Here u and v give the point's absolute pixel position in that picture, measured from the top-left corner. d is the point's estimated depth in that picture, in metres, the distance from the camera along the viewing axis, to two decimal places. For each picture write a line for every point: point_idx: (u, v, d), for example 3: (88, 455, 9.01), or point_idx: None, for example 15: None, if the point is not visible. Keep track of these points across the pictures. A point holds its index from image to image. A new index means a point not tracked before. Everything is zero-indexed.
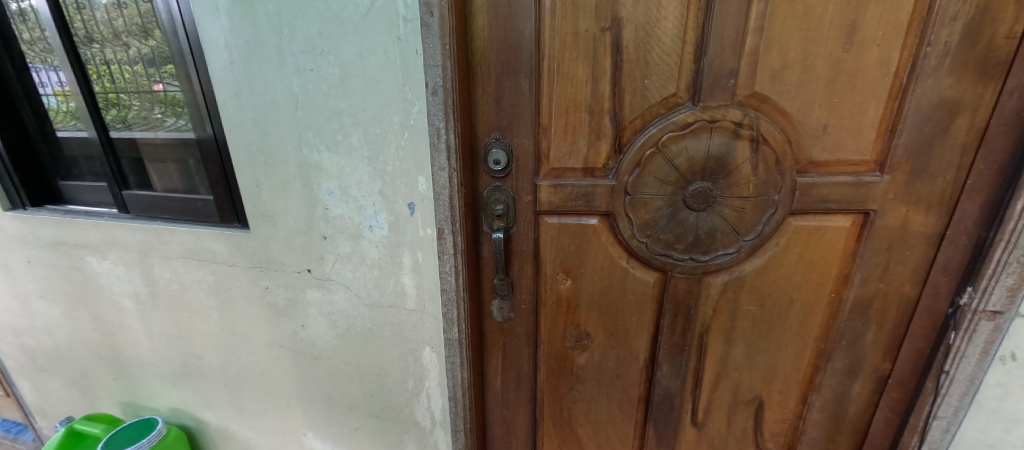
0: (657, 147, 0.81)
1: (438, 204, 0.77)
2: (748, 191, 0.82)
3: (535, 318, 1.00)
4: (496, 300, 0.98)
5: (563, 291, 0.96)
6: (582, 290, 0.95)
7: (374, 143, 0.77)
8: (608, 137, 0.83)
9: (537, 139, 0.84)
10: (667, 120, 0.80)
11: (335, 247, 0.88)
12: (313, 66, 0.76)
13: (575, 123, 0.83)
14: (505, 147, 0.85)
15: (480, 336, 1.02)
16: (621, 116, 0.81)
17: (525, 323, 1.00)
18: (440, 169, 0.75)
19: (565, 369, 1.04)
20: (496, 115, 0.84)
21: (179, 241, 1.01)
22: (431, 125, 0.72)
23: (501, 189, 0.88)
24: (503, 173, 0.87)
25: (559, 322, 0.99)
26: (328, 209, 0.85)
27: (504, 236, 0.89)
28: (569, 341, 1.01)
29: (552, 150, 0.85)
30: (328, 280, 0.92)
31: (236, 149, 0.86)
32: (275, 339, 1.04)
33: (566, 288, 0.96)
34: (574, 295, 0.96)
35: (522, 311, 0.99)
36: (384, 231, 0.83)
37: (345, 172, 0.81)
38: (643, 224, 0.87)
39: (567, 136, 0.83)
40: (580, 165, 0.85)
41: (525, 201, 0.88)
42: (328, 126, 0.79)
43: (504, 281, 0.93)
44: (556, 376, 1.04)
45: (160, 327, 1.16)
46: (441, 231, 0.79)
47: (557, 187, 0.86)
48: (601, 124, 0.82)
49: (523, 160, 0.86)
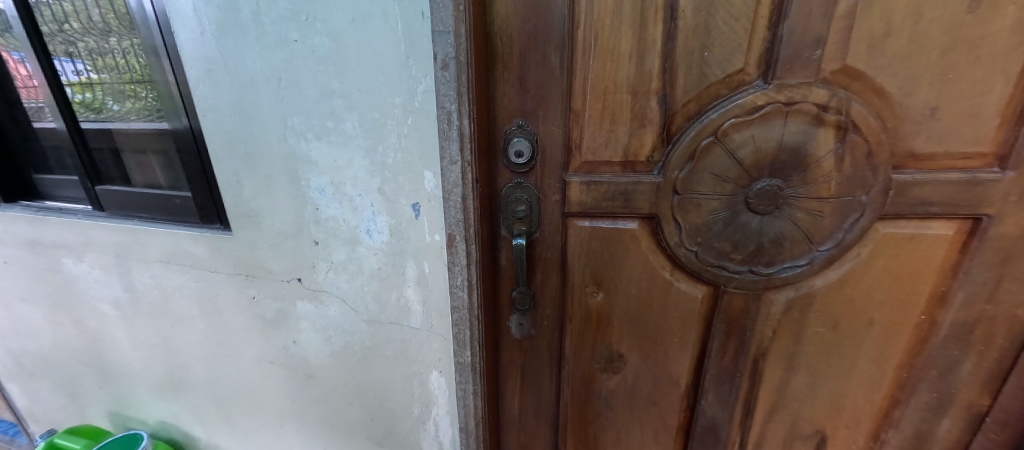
0: (716, 137, 0.66)
1: (449, 205, 0.64)
2: (828, 190, 0.66)
3: (560, 336, 0.86)
4: (514, 315, 0.84)
5: (594, 306, 0.82)
6: (616, 306, 0.81)
7: (372, 131, 0.63)
8: (654, 124, 0.68)
9: (568, 127, 0.70)
10: (731, 102, 0.65)
11: (328, 253, 0.75)
12: (296, 36, 0.62)
13: (614, 107, 0.68)
14: (528, 136, 0.71)
15: (496, 356, 0.89)
16: (672, 98, 0.66)
17: (548, 341, 0.87)
18: (452, 163, 0.61)
19: (593, 394, 0.90)
20: (519, 97, 0.69)
21: (157, 243, 0.90)
22: (440, 108, 0.58)
23: (522, 186, 0.73)
24: (526, 167, 0.72)
25: (587, 341, 0.86)
26: (319, 210, 0.72)
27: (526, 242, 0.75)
28: (598, 363, 0.87)
29: (586, 139, 0.70)
30: (322, 292, 0.79)
31: (214, 139, 0.73)
32: (264, 354, 0.92)
33: (597, 303, 0.82)
34: (607, 311, 0.82)
35: (545, 328, 0.85)
36: (385, 236, 0.70)
37: (338, 166, 0.68)
38: (693, 229, 0.72)
39: (605, 122, 0.69)
40: (618, 158, 0.71)
41: (551, 200, 0.75)
42: (315, 110, 0.65)
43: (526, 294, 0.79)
44: (581, 401, 0.91)
45: (143, 336, 1.06)
46: (451, 238, 0.66)
47: (590, 185, 0.72)
48: (647, 109, 0.67)
49: (550, 151, 0.72)
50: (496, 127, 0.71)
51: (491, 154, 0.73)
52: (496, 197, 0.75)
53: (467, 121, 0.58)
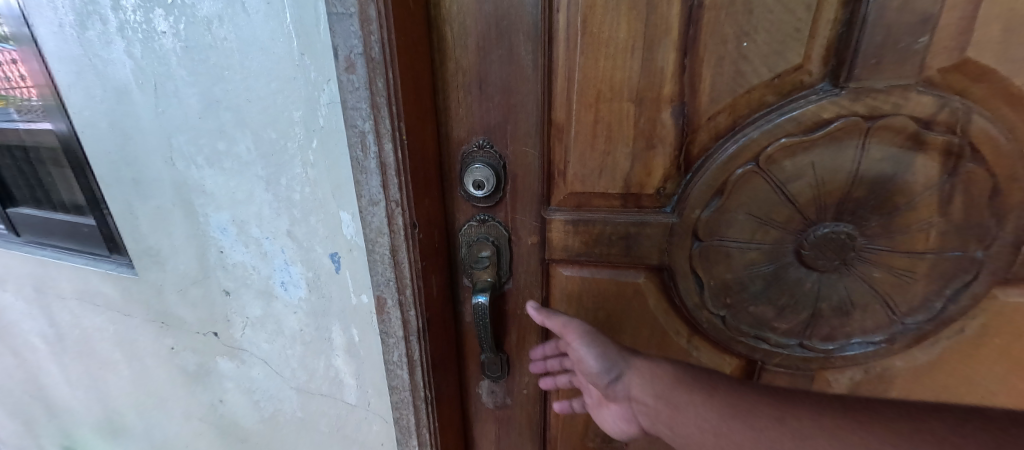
0: (757, 164, 0.46)
1: (374, 259, 0.46)
2: (923, 242, 0.46)
3: (543, 407, 0.67)
4: (485, 382, 0.66)
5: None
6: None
7: (271, 157, 0.46)
8: (667, 145, 0.48)
9: (546, 147, 0.51)
10: (782, 115, 0.44)
11: (241, 306, 0.59)
12: (161, 26, 0.44)
13: (610, 121, 0.48)
14: (492, 160, 0.52)
15: (465, 427, 0.71)
16: (693, 108, 0.46)
17: (528, 413, 0.68)
18: (373, 204, 0.43)
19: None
20: (479, 106, 0.50)
21: (68, 278, 0.76)
22: (350, 127, 0.40)
23: (489, 223, 0.55)
24: (491, 200, 0.54)
25: (577, 418, 0.66)
26: (223, 254, 0.56)
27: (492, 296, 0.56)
28: (592, 443, 0.68)
29: (571, 164, 0.51)
30: (241, 350, 0.63)
31: (97, 161, 0.58)
32: (193, 410, 0.78)
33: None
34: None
35: (522, 398, 0.67)
36: (302, 291, 0.53)
37: (237, 200, 0.51)
38: (720, 287, 0.52)
39: (597, 142, 0.49)
40: (616, 190, 0.51)
41: (527, 242, 0.56)
42: (201, 127, 0.48)
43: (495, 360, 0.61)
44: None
45: (76, 375, 0.93)
46: (381, 302, 0.48)
47: (577, 225, 0.53)
48: (657, 123, 0.47)
49: (524, 179, 0.53)
50: (451, 147, 0.53)
51: (446, 183, 0.54)
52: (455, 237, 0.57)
53: (389, 147, 0.40)
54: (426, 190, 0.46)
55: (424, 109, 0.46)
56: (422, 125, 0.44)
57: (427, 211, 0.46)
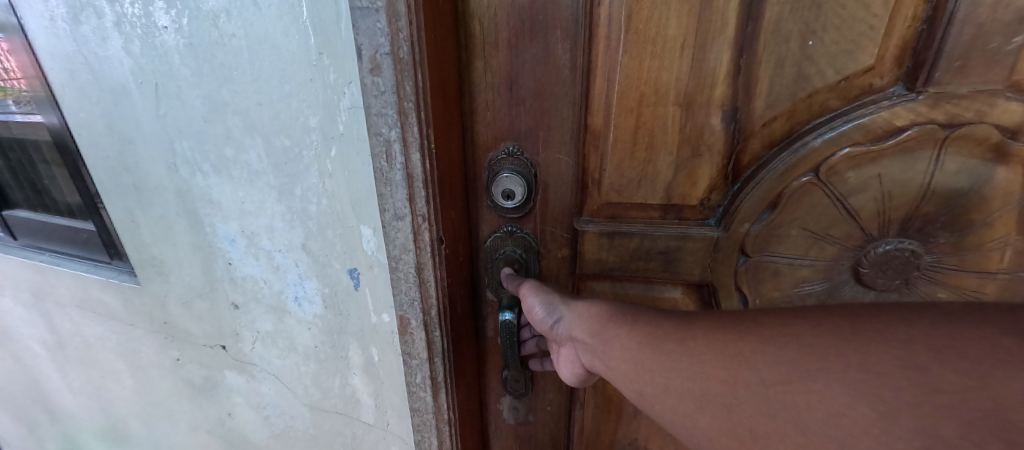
0: (816, 175, 0.42)
1: (398, 278, 0.42)
2: (994, 261, 0.42)
3: (567, 425, 0.64)
4: (506, 398, 0.63)
5: (610, 394, 0.60)
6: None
7: (284, 165, 0.42)
8: (715, 154, 0.44)
9: (581, 154, 0.47)
10: (847, 122, 0.40)
11: (250, 321, 0.56)
12: (162, 21, 0.40)
13: (652, 126, 0.44)
14: (522, 169, 0.48)
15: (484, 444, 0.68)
16: (747, 114, 0.42)
17: (550, 431, 0.65)
18: (398, 219, 0.39)
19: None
20: (509, 110, 0.46)
21: (67, 286, 0.73)
22: (373, 135, 0.36)
23: (515, 234, 0.52)
24: (520, 212, 0.50)
25: (600, 435, 0.63)
26: (231, 266, 0.52)
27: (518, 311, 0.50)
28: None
29: (607, 173, 0.47)
30: (251, 365, 0.60)
31: (95, 167, 0.54)
32: (200, 423, 0.75)
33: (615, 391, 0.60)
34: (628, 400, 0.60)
35: (545, 415, 0.64)
36: (317, 308, 0.49)
37: (246, 210, 0.47)
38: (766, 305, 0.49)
39: (636, 150, 0.45)
40: (656, 201, 0.47)
41: (558, 255, 0.53)
42: (207, 131, 0.44)
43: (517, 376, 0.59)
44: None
45: (77, 382, 0.90)
46: (404, 323, 0.44)
47: (613, 238, 0.49)
48: (705, 129, 0.43)
49: (556, 189, 0.49)
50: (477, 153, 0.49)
51: (471, 192, 0.51)
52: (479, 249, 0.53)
53: (418, 156, 0.36)
54: (456, 203, 0.43)
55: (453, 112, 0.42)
56: (451, 132, 0.40)
57: (456, 226, 0.43)
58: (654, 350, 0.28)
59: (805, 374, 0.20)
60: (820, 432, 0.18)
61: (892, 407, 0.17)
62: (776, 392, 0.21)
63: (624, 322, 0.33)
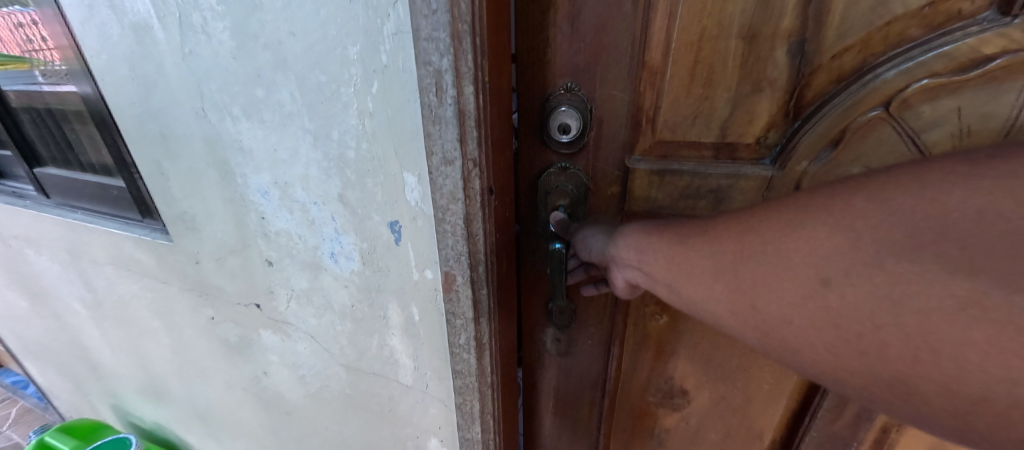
0: (887, 109, 0.37)
1: (444, 230, 0.39)
2: None
3: (604, 363, 0.60)
4: (548, 329, 0.59)
5: (652, 333, 0.56)
6: (687, 333, 0.55)
7: (320, 105, 0.38)
8: (777, 90, 0.39)
9: (636, 90, 0.42)
10: (929, 52, 0.34)
11: (285, 279, 0.54)
12: None
13: (712, 59, 0.39)
14: (579, 107, 0.44)
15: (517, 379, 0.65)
16: (815, 46, 0.37)
17: (589, 365, 0.61)
18: (447, 163, 0.35)
19: (641, 432, 0.66)
20: (564, 44, 0.41)
21: (100, 243, 0.72)
22: (422, 64, 0.32)
23: (569, 172, 0.47)
24: (572, 151, 0.46)
25: (637, 372, 0.60)
26: (264, 220, 0.50)
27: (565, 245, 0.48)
28: (653, 396, 0.62)
29: (662, 109, 0.42)
30: (285, 324, 0.59)
31: (120, 114, 0.51)
32: (236, 381, 0.76)
33: (658, 330, 0.56)
34: (670, 339, 0.56)
35: (586, 353, 0.60)
36: (353, 264, 0.47)
37: (280, 159, 0.44)
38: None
39: (693, 86, 0.41)
40: (710, 138, 0.43)
41: (607, 194, 0.48)
42: (235, 71, 0.41)
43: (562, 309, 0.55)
44: (626, 434, 0.67)
45: (115, 339, 0.92)
46: (449, 280, 0.41)
47: (663, 177, 0.45)
48: (769, 63, 0.38)
49: (608, 125, 0.44)
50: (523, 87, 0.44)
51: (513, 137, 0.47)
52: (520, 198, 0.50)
53: (475, 90, 0.32)
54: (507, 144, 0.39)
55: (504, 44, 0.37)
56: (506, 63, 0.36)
57: (506, 170, 0.39)
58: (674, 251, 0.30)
59: (793, 224, 0.23)
60: (806, 266, 0.22)
61: (873, 239, 0.20)
62: (775, 247, 0.24)
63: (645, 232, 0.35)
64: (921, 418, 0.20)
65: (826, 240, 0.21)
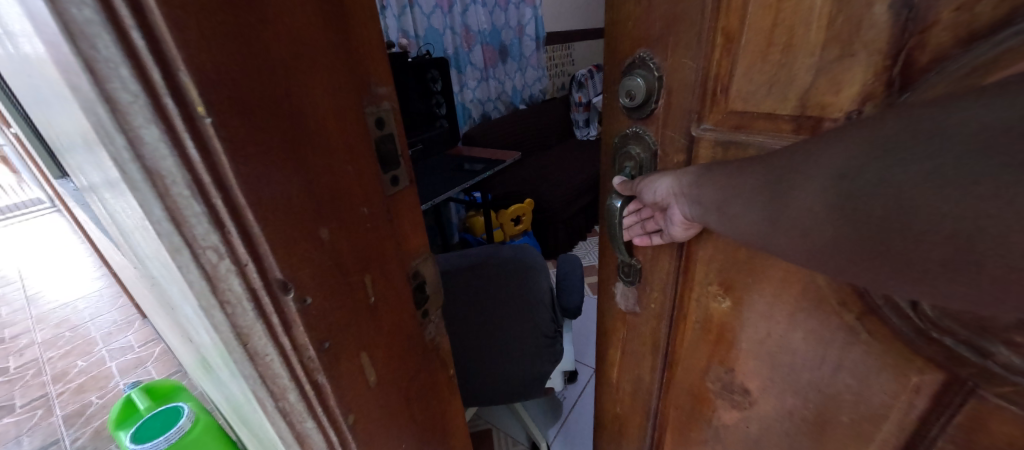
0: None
1: (222, 339, 0.25)
2: None
3: (664, 330, 0.53)
4: (619, 282, 0.56)
5: (713, 315, 0.47)
6: (752, 329, 0.44)
7: (80, 139, 0.27)
8: (873, 55, 0.27)
9: (707, 60, 0.35)
10: None
11: (183, 325, 0.46)
12: None
13: (793, 19, 0.30)
14: (649, 79, 0.38)
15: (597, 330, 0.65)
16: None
17: (650, 332, 0.55)
18: (177, 251, 0.22)
19: (695, 419, 0.56)
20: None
21: (116, 246, 0.76)
22: (77, 93, 0.18)
23: (641, 137, 0.42)
24: (637, 117, 0.41)
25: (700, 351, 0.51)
26: (141, 262, 0.42)
27: (624, 202, 0.44)
28: (711, 383, 0.52)
29: (736, 78, 0.34)
30: (209, 365, 0.52)
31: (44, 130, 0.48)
32: (218, 392, 0.74)
33: (722, 314, 0.46)
34: (731, 326, 0.46)
35: (649, 313, 0.54)
36: (203, 336, 0.36)
37: (105, 200, 0.34)
38: (948, 344, 0.29)
39: (771, 50, 0.32)
40: (786, 110, 0.32)
41: (671, 165, 0.41)
42: (34, 87, 0.31)
43: (630, 263, 0.51)
44: (683, 428, 0.59)
45: (160, 324, 1.00)
46: (262, 396, 0.28)
47: (727, 153, 0.36)
48: (865, 20, 0.27)
49: (678, 96, 0.38)
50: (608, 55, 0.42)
51: (395, 157, 0.31)
52: (421, 238, 0.36)
53: (179, 139, 0.18)
54: (321, 196, 0.24)
55: (313, 38, 0.22)
56: (276, 67, 0.20)
57: (324, 236, 0.25)
58: (727, 191, 0.32)
59: (830, 142, 0.25)
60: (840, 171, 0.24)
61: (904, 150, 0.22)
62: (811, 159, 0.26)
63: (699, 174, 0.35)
64: (943, 290, 0.22)
65: (849, 150, 0.24)
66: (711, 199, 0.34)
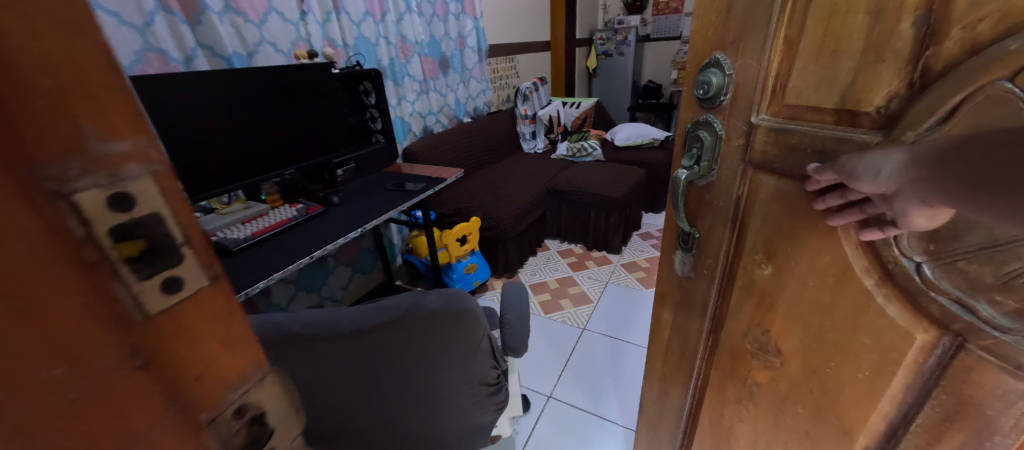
0: (1017, 84, 0.36)
1: None
2: None
3: (714, 294, 0.73)
4: (676, 251, 0.76)
5: (758, 280, 0.65)
6: (789, 291, 0.62)
7: None
8: (899, 60, 0.44)
9: (770, 61, 0.53)
10: None
11: None
12: None
13: (837, 37, 0.47)
14: (722, 74, 0.57)
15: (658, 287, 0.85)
16: (943, 16, 0.40)
17: (704, 290, 0.75)
18: None
19: (740, 357, 0.74)
20: (723, 24, 0.56)
21: None
22: None
23: (710, 124, 0.61)
24: (710, 103, 0.60)
25: (744, 316, 0.70)
26: None
27: (688, 178, 0.65)
28: (750, 346, 0.72)
29: (792, 77, 0.52)
30: None
31: None
32: None
33: (763, 279, 0.65)
34: (772, 291, 0.64)
35: (703, 277, 0.74)
36: None
37: None
38: (942, 299, 0.47)
39: (822, 54, 0.49)
40: (832, 104, 0.50)
41: (734, 144, 0.60)
42: None
43: (689, 234, 0.71)
44: (724, 374, 0.79)
45: None
46: None
47: (779, 134, 0.55)
48: (894, 34, 0.43)
49: (744, 89, 0.56)
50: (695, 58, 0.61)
51: (176, 247, 0.20)
52: (250, 351, 0.24)
53: None
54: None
55: None
56: None
57: None
58: (937, 169, 0.40)
59: None
60: None
61: None
62: None
63: (863, 153, 0.46)
64: None
65: None
66: (917, 177, 0.41)
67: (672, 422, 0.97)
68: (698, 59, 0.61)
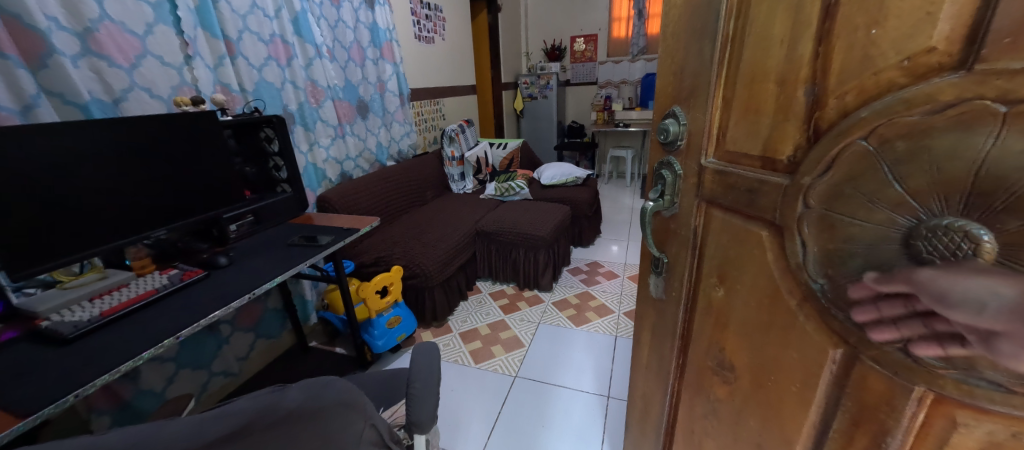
0: (869, 142, 0.43)
1: None
2: None
3: (682, 314, 0.78)
4: (653, 275, 0.84)
5: (715, 302, 0.69)
6: (737, 310, 0.65)
7: None
8: (794, 120, 0.52)
9: (712, 115, 0.63)
10: (900, 97, 0.41)
11: None
12: None
13: (757, 99, 0.56)
14: (677, 124, 0.69)
15: (639, 300, 0.93)
16: (823, 88, 0.48)
17: (674, 310, 0.80)
18: None
19: (704, 375, 0.76)
20: (677, 84, 0.69)
21: None
22: None
23: (671, 165, 0.72)
24: (671, 147, 0.71)
25: (703, 333, 0.74)
26: None
27: (654, 210, 0.75)
28: (711, 362, 0.73)
29: (729, 129, 0.62)
30: None
31: None
32: None
33: (718, 302, 0.69)
34: (725, 311, 0.67)
35: (673, 298, 0.80)
36: None
37: None
38: (840, 319, 0.49)
39: (747, 113, 0.58)
40: (757, 151, 0.58)
41: (689, 183, 0.70)
42: None
43: (661, 260, 0.80)
44: (692, 390, 0.80)
45: None
46: None
47: (722, 176, 0.63)
48: (790, 99, 0.52)
49: (697, 139, 0.67)
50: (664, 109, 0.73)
51: None
52: None
53: None
54: None
55: None
56: None
57: None
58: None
59: None
60: None
61: None
62: None
63: (950, 270, 0.37)
64: None
65: None
66: None
67: (655, 440, 0.98)
68: (664, 110, 0.73)
